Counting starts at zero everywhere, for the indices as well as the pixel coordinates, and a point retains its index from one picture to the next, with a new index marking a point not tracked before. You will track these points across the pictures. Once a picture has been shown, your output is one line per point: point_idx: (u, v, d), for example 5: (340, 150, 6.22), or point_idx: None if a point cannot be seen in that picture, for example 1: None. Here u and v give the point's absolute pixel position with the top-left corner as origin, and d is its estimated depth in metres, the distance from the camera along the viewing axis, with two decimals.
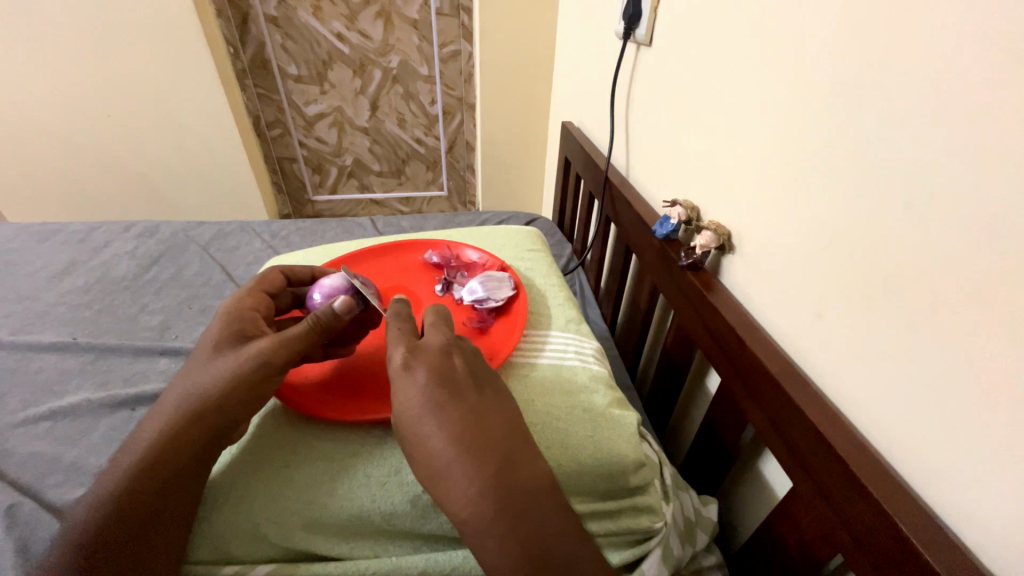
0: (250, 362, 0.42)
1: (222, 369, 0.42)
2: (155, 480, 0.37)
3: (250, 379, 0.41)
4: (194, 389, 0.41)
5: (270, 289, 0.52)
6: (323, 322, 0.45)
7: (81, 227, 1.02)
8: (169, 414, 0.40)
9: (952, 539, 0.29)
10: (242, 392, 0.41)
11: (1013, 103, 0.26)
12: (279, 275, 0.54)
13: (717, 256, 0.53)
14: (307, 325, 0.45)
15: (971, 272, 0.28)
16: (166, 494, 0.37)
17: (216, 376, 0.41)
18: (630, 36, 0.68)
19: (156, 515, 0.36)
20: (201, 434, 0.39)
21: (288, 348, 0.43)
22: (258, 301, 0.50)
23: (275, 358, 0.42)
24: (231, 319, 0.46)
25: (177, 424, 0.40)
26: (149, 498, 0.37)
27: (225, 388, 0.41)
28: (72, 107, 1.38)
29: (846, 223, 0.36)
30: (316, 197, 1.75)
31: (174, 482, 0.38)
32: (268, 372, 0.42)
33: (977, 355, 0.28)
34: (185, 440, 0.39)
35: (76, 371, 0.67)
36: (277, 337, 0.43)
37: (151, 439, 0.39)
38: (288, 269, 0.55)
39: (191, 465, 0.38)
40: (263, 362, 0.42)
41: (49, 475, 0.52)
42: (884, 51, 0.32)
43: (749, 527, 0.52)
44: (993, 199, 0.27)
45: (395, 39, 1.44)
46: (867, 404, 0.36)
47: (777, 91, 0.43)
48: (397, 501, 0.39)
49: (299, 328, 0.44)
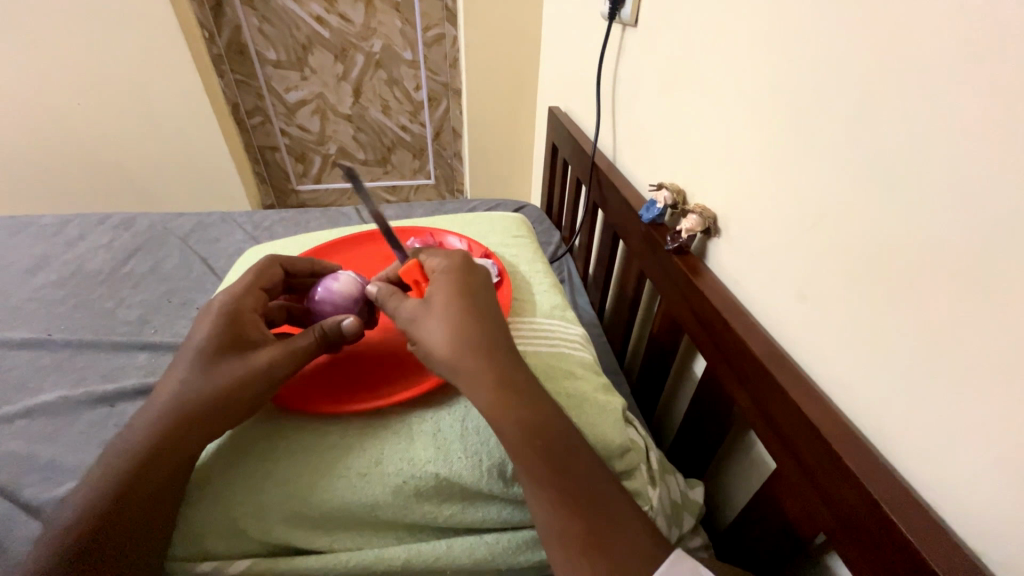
0: (257, 374, 0.42)
1: (224, 376, 0.41)
2: (146, 484, 0.36)
3: (256, 388, 0.41)
4: (190, 394, 0.40)
5: (268, 284, 0.51)
6: (330, 336, 0.46)
7: (54, 220, 0.98)
8: (159, 417, 0.39)
9: (928, 515, 0.30)
10: (247, 402, 0.41)
11: (995, 77, 0.25)
12: (278, 270, 0.52)
13: (703, 240, 0.53)
14: (316, 340, 0.45)
15: (953, 250, 0.28)
16: (158, 499, 0.36)
17: (219, 382, 0.41)
18: (614, 16, 0.66)
19: (143, 519, 0.35)
20: (194, 437, 0.39)
21: (296, 361, 0.44)
22: (256, 299, 0.48)
23: (284, 372, 0.43)
24: (227, 319, 0.45)
25: (169, 427, 0.39)
26: (134, 500, 0.36)
27: (229, 395, 0.41)
28: (42, 95, 1.33)
29: (829, 204, 0.36)
30: (301, 187, 1.71)
31: (162, 485, 0.37)
32: (276, 385, 0.42)
33: (958, 331, 0.28)
34: (183, 448, 0.38)
35: (51, 368, 0.65)
36: (286, 348, 0.44)
37: (137, 442, 0.38)
38: (289, 262, 0.54)
39: (181, 468, 0.38)
40: (269, 371, 0.42)
41: (25, 474, 0.51)
42: (867, 26, 0.32)
43: (734, 506, 0.52)
44: (974, 176, 0.27)
45: (377, 22, 1.40)
46: (848, 384, 0.36)
47: (762, 70, 0.42)
48: (381, 493, 0.39)
49: (307, 341, 0.45)
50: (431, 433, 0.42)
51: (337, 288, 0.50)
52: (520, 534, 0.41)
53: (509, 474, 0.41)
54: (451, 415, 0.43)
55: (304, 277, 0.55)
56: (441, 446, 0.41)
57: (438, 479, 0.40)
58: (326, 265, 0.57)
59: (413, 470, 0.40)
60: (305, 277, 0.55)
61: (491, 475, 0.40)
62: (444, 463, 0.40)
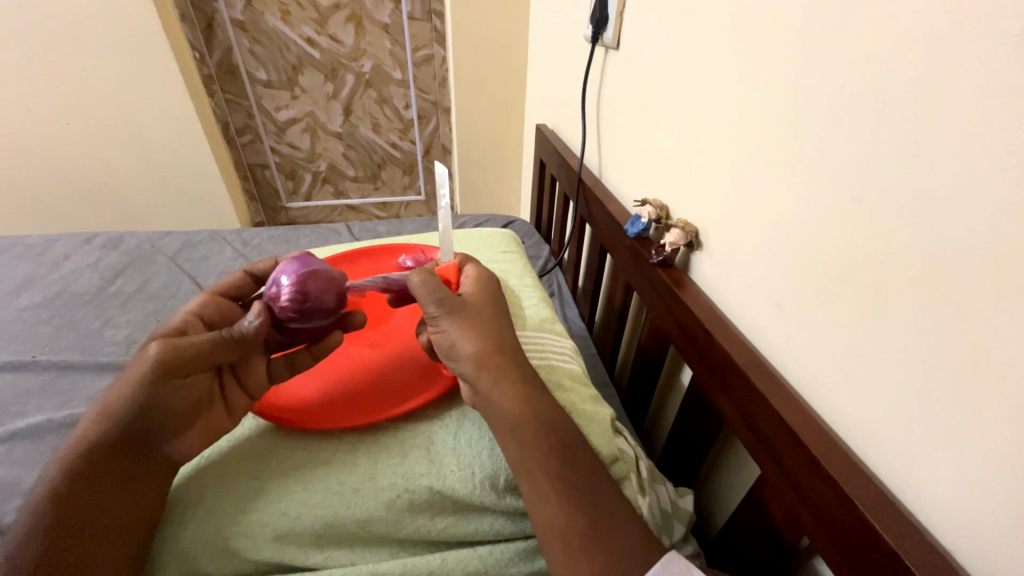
0: (146, 367, 0.40)
1: (130, 375, 0.41)
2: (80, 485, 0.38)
3: (149, 382, 0.40)
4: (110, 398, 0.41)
5: (234, 293, 0.52)
6: (235, 337, 0.42)
7: (39, 240, 0.97)
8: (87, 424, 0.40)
9: (904, 515, 0.31)
10: (144, 401, 0.40)
11: (954, 102, 0.27)
12: (243, 277, 0.53)
13: (686, 253, 0.55)
14: (217, 337, 0.42)
15: (921, 262, 0.30)
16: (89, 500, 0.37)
17: (127, 382, 0.40)
18: (598, 40, 0.69)
19: (77, 523, 0.37)
20: (121, 445, 0.39)
21: (184, 354, 0.41)
22: (210, 305, 0.49)
23: (168, 363, 0.40)
24: (176, 327, 0.47)
25: (93, 433, 0.39)
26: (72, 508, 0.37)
27: (132, 393, 0.40)
28: (30, 115, 1.33)
29: (804, 218, 0.38)
30: (290, 204, 1.72)
31: (94, 487, 0.38)
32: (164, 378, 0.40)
33: (927, 338, 0.30)
34: (101, 448, 0.39)
35: (35, 390, 0.64)
36: (179, 342, 0.41)
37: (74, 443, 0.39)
38: (253, 268, 0.54)
39: (108, 471, 0.38)
40: (158, 364, 0.40)
41: (6, 500, 0.50)
42: (835, 53, 0.34)
43: (720, 515, 0.53)
44: (936, 193, 0.29)
45: (367, 43, 1.43)
46: (827, 392, 0.37)
47: (738, 93, 0.44)
48: (374, 507, 0.39)
49: (206, 338, 0.42)
50: (424, 447, 0.43)
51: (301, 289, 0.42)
52: (510, 546, 0.41)
53: (500, 487, 0.41)
54: (444, 429, 0.44)
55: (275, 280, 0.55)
56: (434, 459, 0.42)
57: (431, 492, 0.40)
58: None
59: (407, 483, 0.40)
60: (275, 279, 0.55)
61: (483, 487, 0.40)
62: (437, 476, 0.40)
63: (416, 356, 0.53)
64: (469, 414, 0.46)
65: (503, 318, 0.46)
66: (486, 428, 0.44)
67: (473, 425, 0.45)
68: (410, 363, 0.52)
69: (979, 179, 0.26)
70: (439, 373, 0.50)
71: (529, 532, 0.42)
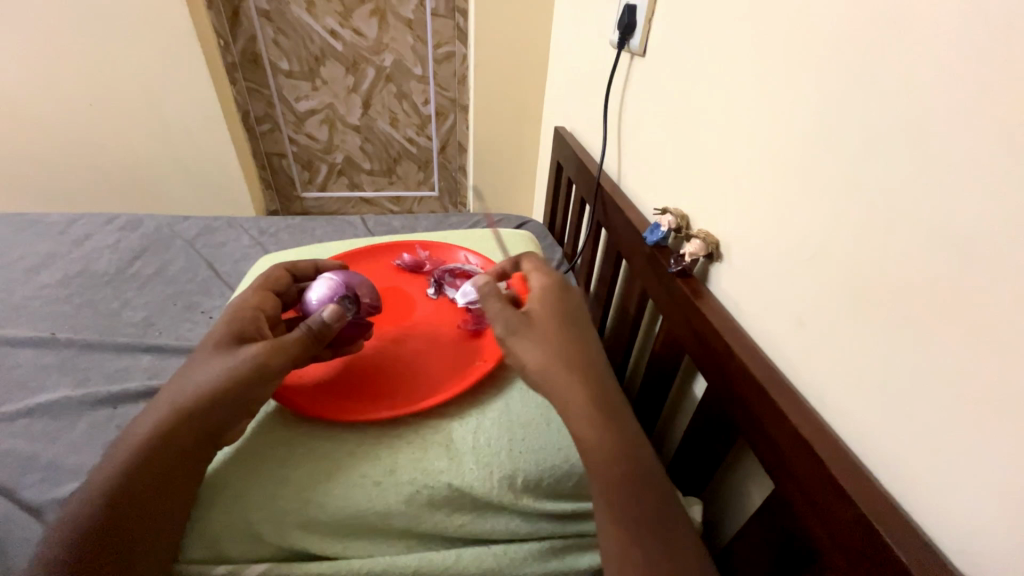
0: (246, 362, 0.41)
1: (217, 368, 0.41)
2: (152, 475, 0.37)
3: (243, 382, 0.41)
4: (187, 386, 0.41)
5: (275, 287, 0.52)
6: (316, 330, 0.46)
7: (60, 219, 0.99)
8: (161, 408, 0.40)
9: (918, 534, 0.31)
10: (233, 394, 0.40)
11: (992, 128, 0.27)
12: (284, 273, 0.54)
13: (706, 264, 0.55)
14: (303, 332, 0.45)
15: (948, 288, 0.30)
16: (160, 493, 0.37)
17: (213, 376, 0.41)
18: (624, 46, 0.69)
19: (151, 511, 0.36)
20: (199, 440, 0.39)
21: (286, 355, 0.43)
22: (263, 301, 0.49)
23: (273, 366, 0.42)
24: (233, 319, 0.46)
25: (168, 419, 0.39)
26: (130, 491, 0.36)
27: (218, 385, 0.40)
28: (56, 95, 1.35)
29: (829, 236, 0.38)
30: (305, 194, 1.73)
31: (157, 474, 0.37)
32: (266, 377, 0.42)
33: (951, 366, 0.30)
34: (183, 444, 0.38)
35: (55, 367, 0.65)
36: (274, 342, 0.43)
37: (148, 435, 0.38)
38: (292, 265, 0.55)
39: (176, 462, 0.38)
40: (260, 366, 0.42)
41: (26, 474, 0.51)
42: (868, 73, 0.34)
43: (730, 525, 0.53)
44: (966, 220, 0.28)
45: (389, 38, 1.44)
46: (845, 412, 0.37)
47: (765, 108, 0.44)
48: (395, 500, 0.40)
49: (295, 335, 0.44)
50: (445, 444, 0.44)
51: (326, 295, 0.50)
52: (525, 546, 0.41)
53: (517, 486, 0.42)
54: (464, 427, 0.45)
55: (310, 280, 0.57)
56: (454, 456, 0.43)
57: (451, 488, 0.41)
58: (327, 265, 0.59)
59: (427, 478, 0.41)
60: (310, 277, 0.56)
61: (500, 486, 0.42)
62: (457, 473, 0.41)
63: (435, 352, 0.53)
64: (489, 413, 0.46)
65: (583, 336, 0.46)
66: (505, 428, 0.45)
67: (493, 425, 0.45)
68: (429, 360, 0.52)
69: (1015, 208, 0.26)
70: (459, 372, 0.50)
71: (543, 534, 0.42)
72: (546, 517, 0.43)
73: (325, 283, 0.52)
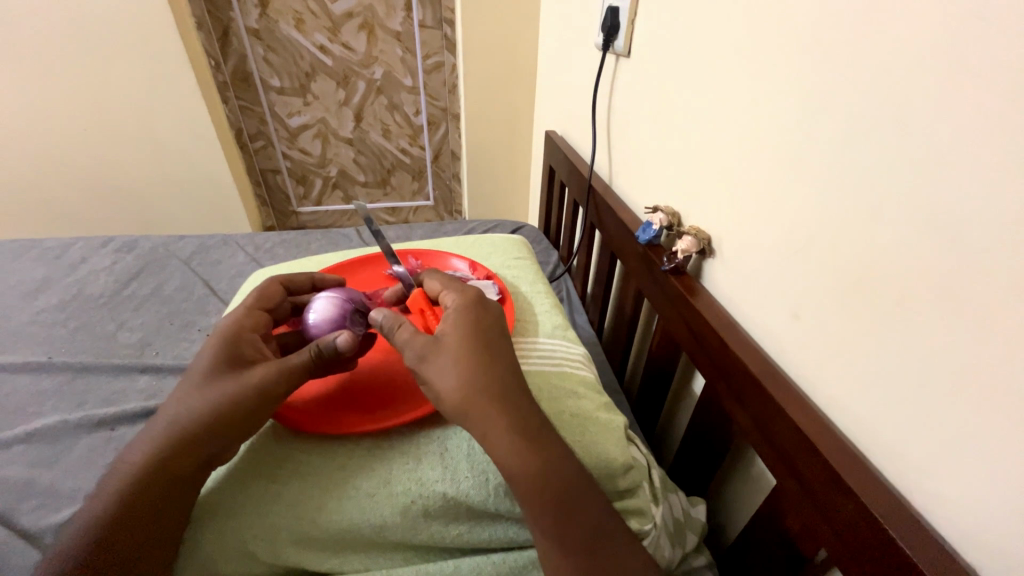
0: (249, 389, 0.42)
1: (222, 395, 0.41)
2: (150, 502, 0.37)
3: (249, 409, 0.41)
4: (183, 412, 0.41)
5: (266, 302, 0.52)
6: (326, 353, 0.45)
7: (57, 243, 0.99)
8: (159, 434, 0.40)
9: (925, 528, 0.31)
10: (232, 421, 0.41)
11: (984, 111, 0.27)
12: (277, 288, 0.54)
13: (699, 261, 0.55)
14: (311, 355, 0.45)
15: (942, 276, 0.29)
16: (155, 520, 0.37)
17: (211, 402, 0.41)
18: (608, 48, 0.70)
19: (145, 537, 0.36)
20: (195, 465, 0.39)
21: (289, 378, 0.43)
22: (256, 319, 0.49)
23: (275, 388, 0.42)
24: (227, 340, 0.46)
25: (165, 444, 0.39)
26: (135, 515, 0.37)
27: (219, 412, 0.41)
28: (52, 122, 1.37)
29: (819, 228, 0.38)
30: (301, 208, 1.73)
31: (157, 499, 0.37)
32: (268, 401, 0.42)
33: (947, 355, 0.29)
34: (179, 469, 0.38)
35: (53, 392, 0.65)
36: (283, 366, 0.43)
37: (145, 460, 0.39)
38: (287, 280, 0.56)
39: (174, 489, 0.38)
40: (262, 391, 0.42)
41: (23, 501, 0.51)
42: (850, 62, 0.34)
43: (734, 524, 0.53)
44: (956, 207, 0.28)
45: (379, 51, 1.45)
46: (844, 405, 0.37)
47: (751, 99, 0.44)
48: (390, 513, 0.39)
49: (301, 357, 0.44)
50: (438, 453, 0.43)
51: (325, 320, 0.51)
52: (524, 553, 0.41)
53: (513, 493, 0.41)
54: (457, 435, 0.44)
55: (303, 293, 0.57)
56: (448, 466, 0.42)
57: (445, 499, 0.40)
58: (322, 277, 0.60)
59: (421, 489, 0.40)
60: (304, 293, 0.57)
61: (497, 494, 0.40)
62: (451, 483, 0.40)
63: None
64: None
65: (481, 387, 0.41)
66: None
67: None
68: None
69: (1013, 188, 0.25)
70: None
71: None
72: None
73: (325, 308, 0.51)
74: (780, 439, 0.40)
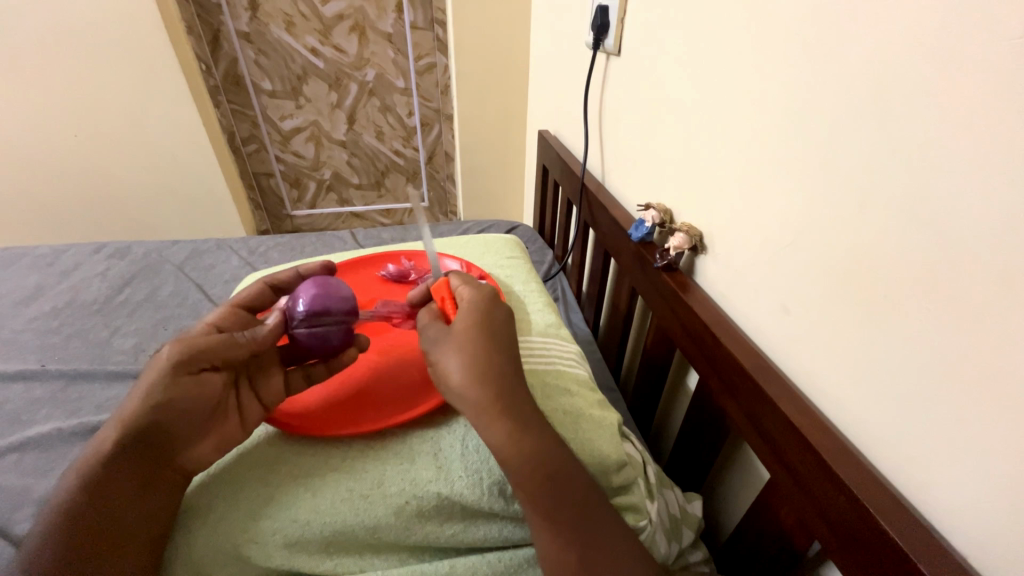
0: (163, 373, 0.43)
1: (146, 381, 0.43)
2: (111, 496, 0.39)
3: (157, 391, 0.42)
4: (125, 403, 0.43)
5: (250, 302, 0.53)
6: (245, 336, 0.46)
7: (48, 250, 0.98)
8: (106, 427, 0.42)
9: (918, 520, 0.31)
10: (152, 404, 0.41)
11: (970, 105, 0.27)
12: (263, 288, 0.54)
13: (691, 257, 0.55)
14: (223, 336, 0.45)
15: (930, 268, 0.30)
16: (111, 510, 0.38)
17: (139, 389, 0.42)
18: (599, 46, 0.70)
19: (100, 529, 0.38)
20: (139, 453, 0.40)
21: (199, 355, 0.44)
22: (228, 317, 0.50)
23: (187, 366, 0.43)
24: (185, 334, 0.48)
25: (111, 438, 0.41)
26: (101, 506, 0.38)
27: (142, 397, 0.42)
28: (43, 128, 1.36)
29: (807, 223, 0.38)
30: (295, 212, 1.73)
31: (117, 489, 0.39)
32: (180, 380, 0.43)
33: (935, 346, 0.30)
34: (122, 461, 0.40)
35: (45, 400, 0.64)
36: (182, 340, 0.44)
37: (98, 458, 0.40)
38: (274, 278, 0.55)
39: (125, 480, 0.39)
40: (172, 371, 0.43)
41: (16, 509, 0.51)
42: (838, 56, 0.34)
43: (730, 519, 0.53)
44: (941, 199, 0.28)
45: (370, 53, 1.45)
46: (836, 397, 0.37)
47: (740, 96, 0.44)
48: (383, 514, 0.39)
49: (216, 337, 0.45)
50: (432, 454, 0.43)
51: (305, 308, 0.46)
52: (520, 552, 0.41)
53: (508, 493, 0.41)
54: (451, 434, 0.44)
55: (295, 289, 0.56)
56: (442, 466, 0.42)
57: (439, 498, 0.40)
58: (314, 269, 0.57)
59: (415, 489, 0.40)
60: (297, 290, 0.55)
61: (491, 493, 0.41)
62: (445, 483, 0.41)
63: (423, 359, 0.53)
64: None
65: (483, 378, 0.40)
66: None
67: None
68: (416, 364, 0.52)
69: (999, 181, 0.26)
70: None
71: None
72: None
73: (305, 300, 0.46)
74: (772, 432, 0.40)
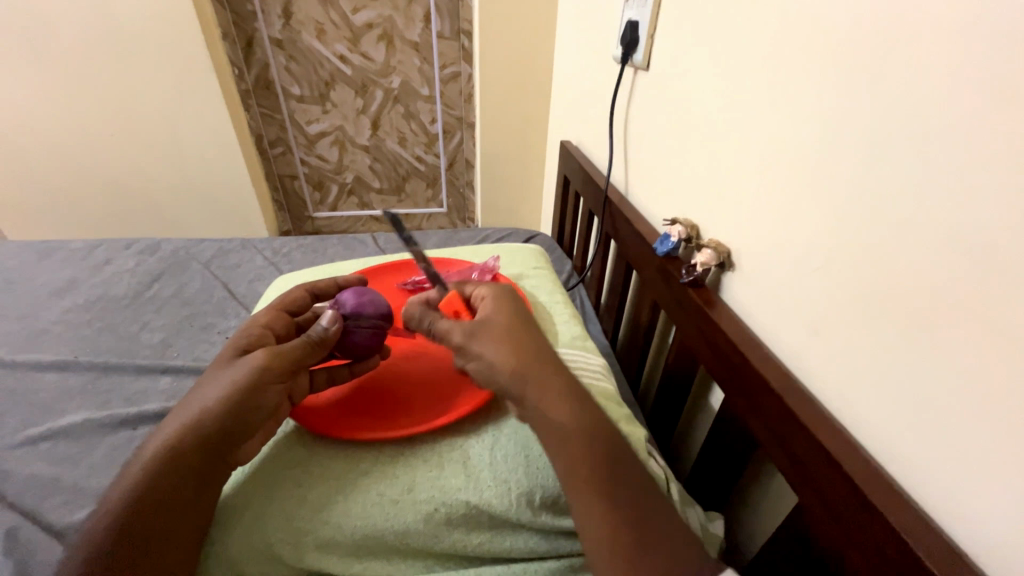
0: (247, 373, 0.44)
1: (224, 381, 0.44)
2: (164, 495, 0.38)
3: (244, 391, 0.43)
4: (195, 403, 0.43)
5: (292, 306, 0.54)
6: (316, 339, 0.48)
7: (82, 244, 1.02)
8: (171, 427, 0.41)
9: (956, 552, 0.30)
10: (239, 403, 0.43)
11: (1014, 133, 0.26)
12: (304, 293, 0.56)
13: (717, 274, 0.55)
14: (303, 339, 0.48)
15: (968, 294, 0.29)
16: (165, 509, 0.38)
17: (218, 390, 0.43)
18: (627, 61, 0.70)
19: (154, 530, 0.37)
20: (202, 453, 0.40)
21: (283, 360, 0.45)
22: (275, 318, 0.51)
23: (271, 369, 0.44)
24: (244, 332, 0.49)
25: (179, 439, 0.40)
26: (151, 508, 0.37)
27: (224, 397, 0.42)
28: (82, 127, 1.42)
29: (845, 249, 0.38)
30: (316, 214, 1.76)
31: (175, 490, 0.39)
32: (266, 381, 0.44)
33: (973, 375, 0.29)
34: (187, 461, 0.40)
35: (77, 391, 0.66)
36: (273, 348, 0.46)
37: (157, 457, 0.39)
38: (312, 285, 0.57)
39: (183, 481, 0.39)
40: (261, 369, 0.44)
41: (48, 497, 0.52)
42: (876, 80, 0.34)
43: (750, 542, 0.53)
44: (979, 224, 0.28)
45: (396, 61, 1.47)
46: (870, 424, 0.36)
47: (773, 116, 0.44)
48: (412, 519, 0.41)
49: (295, 342, 0.47)
50: (461, 462, 0.45)
51: (352, 308, 0.52)
52: (545, 564, 0.43)
53: (535, 504, 0.43)
54: (480, 443, 0.47)
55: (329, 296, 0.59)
56: (470, 474, 0.44)
57: (468, 507, 0.42)
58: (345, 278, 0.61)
59: (444, 497, 0.42)
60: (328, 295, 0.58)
61: (517, 503, 0.43)
62: (474, 492, 0.43)
63: (449, 368, 0.56)
64: (505, 429, 0.48)
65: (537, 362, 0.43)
66: (522, 443, 0.46)
67: (509, 440, 0.47)
68: (415, 360, 0.57)
69: None
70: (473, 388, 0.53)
71: (563, 552, 0.44)
72: (566, 535, 0.44)
73: (353, 301, 0.53)
74: (803, 454, 0.39)
